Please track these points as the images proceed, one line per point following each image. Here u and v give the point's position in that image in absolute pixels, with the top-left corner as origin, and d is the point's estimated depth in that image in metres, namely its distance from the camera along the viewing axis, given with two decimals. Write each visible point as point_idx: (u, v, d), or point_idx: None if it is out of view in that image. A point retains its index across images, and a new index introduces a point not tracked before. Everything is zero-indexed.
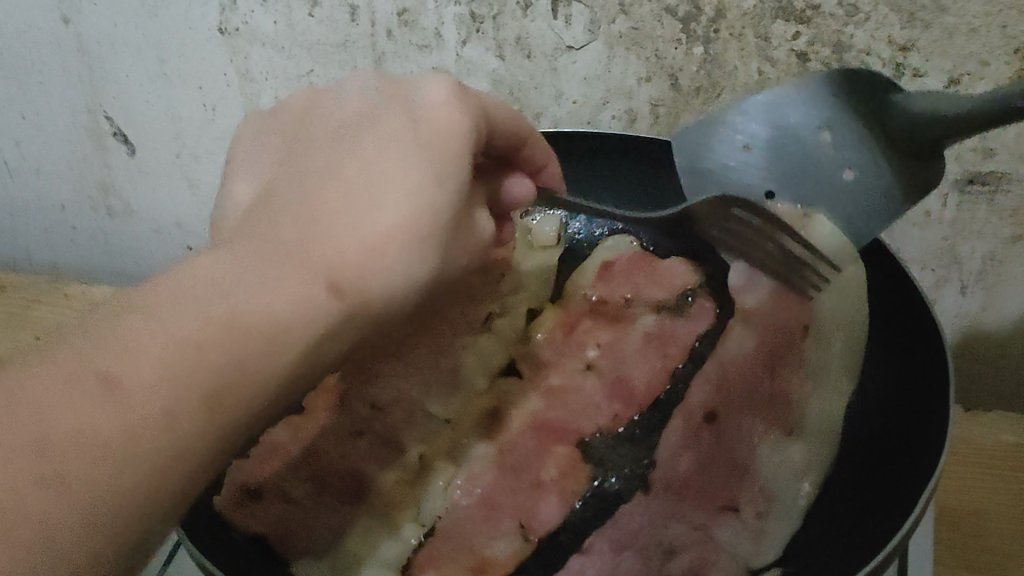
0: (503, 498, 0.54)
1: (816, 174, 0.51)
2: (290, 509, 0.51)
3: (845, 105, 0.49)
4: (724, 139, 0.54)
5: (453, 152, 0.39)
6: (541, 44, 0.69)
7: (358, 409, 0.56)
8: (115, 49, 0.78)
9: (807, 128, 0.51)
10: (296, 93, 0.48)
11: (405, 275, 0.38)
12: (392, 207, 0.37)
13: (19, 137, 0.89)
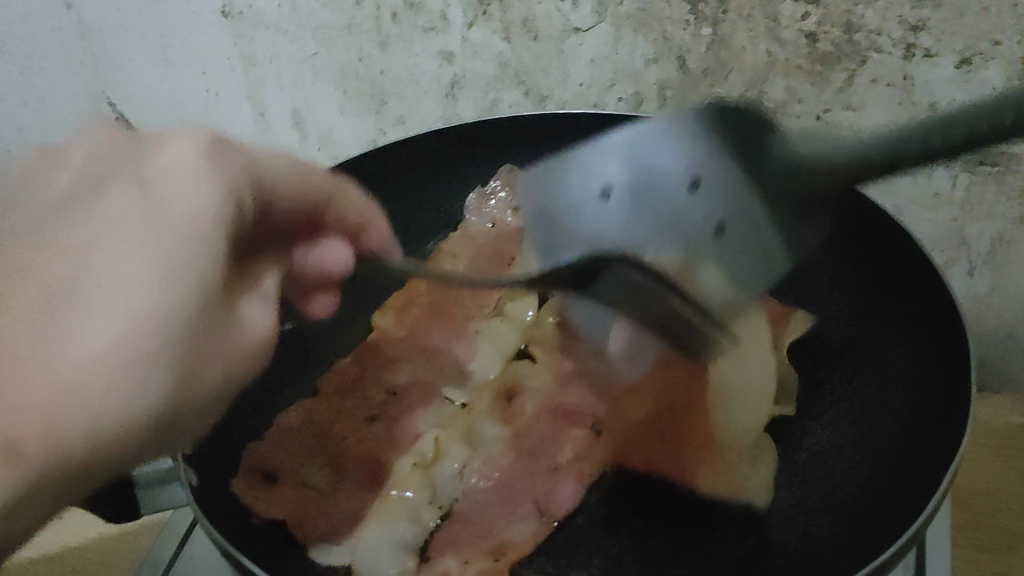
0: (521, 482, 0.53)
1: (670, 207, 0.52)
2: (307, 494, 0.51)
3: (713, 148, 0.49)
4: (579, 179, 0.56)
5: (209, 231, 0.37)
6: (548, 26, 0.69)
7: (375, 394, 0.56)
8: (119, 33, 0.78)
9: (665, 157, 0.51)
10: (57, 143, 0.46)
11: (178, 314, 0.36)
12: (122, 300, 0.34)
13: (22, 122, 0.90)
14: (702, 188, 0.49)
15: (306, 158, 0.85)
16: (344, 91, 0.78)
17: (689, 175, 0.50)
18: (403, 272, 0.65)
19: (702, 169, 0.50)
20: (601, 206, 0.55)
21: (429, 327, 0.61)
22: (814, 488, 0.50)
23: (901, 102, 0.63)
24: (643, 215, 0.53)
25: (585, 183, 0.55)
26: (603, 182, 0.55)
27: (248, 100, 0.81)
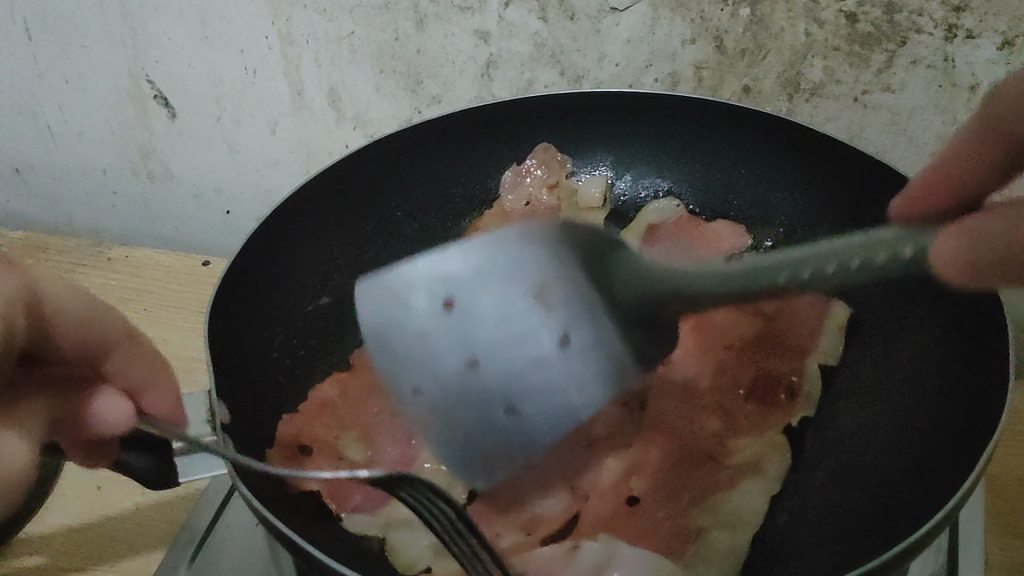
0: (554, 458, 0.54)
1: (528, 359, 0.52)
2: (342, 464, 0.53)
3: (560, 266, 0.52)
4: (409, 301, 0.53)
5: None
6: (585, 6, 0.69)
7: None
8: (158, 11, 0.78)
9: (508, 295, 0.53)
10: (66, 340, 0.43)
11: None
12: None
13: (61, 101, 0.89)
14: (550, 302, 0.52)
15: (340, 137, 0.86)
16: (380, 70, 0.79)
17: (555, 338, 0.53)
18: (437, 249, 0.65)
19: (569, 331, 0.52)
20: (490, 407, 0.51)
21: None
22: (846, 465, 0.50)
23: (942, 84, 0.64)
24: (430, 387, 0.52)
25: (413, 302, 0.53)
26: (447, 302, 0.53)
27: (285, 79, 0.81)
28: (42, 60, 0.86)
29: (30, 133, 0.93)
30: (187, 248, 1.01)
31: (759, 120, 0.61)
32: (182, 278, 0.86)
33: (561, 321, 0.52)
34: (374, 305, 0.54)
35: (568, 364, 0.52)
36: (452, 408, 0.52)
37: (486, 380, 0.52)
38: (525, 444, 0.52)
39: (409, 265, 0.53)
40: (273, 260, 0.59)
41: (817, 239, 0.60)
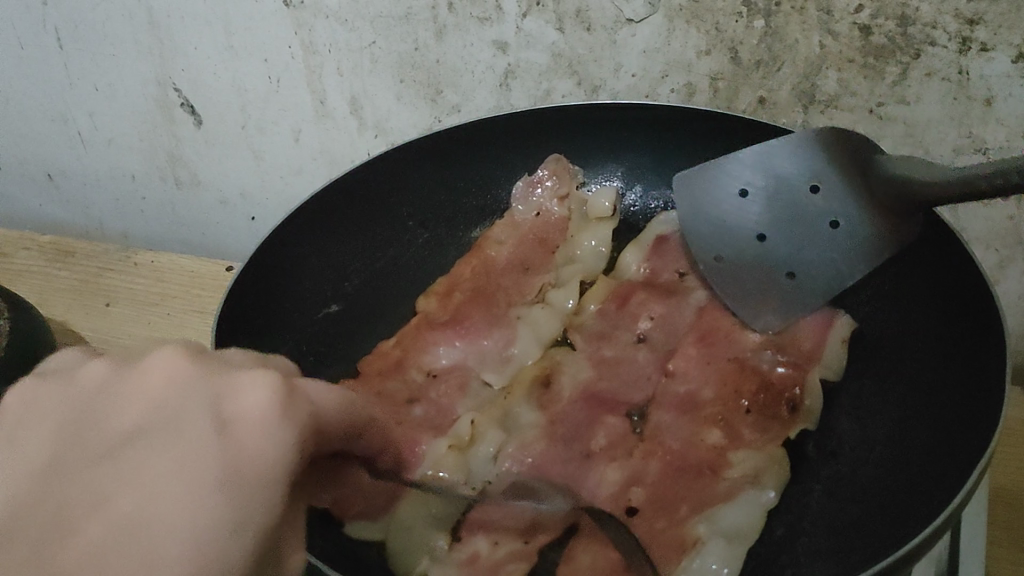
0: (553, 468, 0.55)
1: (807, 237, 0.55)
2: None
3: (831, 161, 0.54)
4: (721, 184, 0.58)
5: (268, 481, 0.28)
6: (601, 17, 0.69)
7: (416, 376, 0.59)
8: (185, 21, 0.80)
9: (796, 178, 0.55)
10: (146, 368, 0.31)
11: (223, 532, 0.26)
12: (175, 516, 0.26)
13: (92, 108, 0.91)
14: (826, 195, 0.54)
15: (362, 145, 0.87)
16: (400, 79, 0.80)
17: (828, 222, 0.54)
18: (448, 257, 0.66)
19: (840, 211, 0.54)
20: (779, 277, 0.57)
21: (469, 313, 0.62)
22: (845, 481, 0.50)
23: (956, 97, 0.64)
24: (735, 275, 0.59)
25: (729, 203, 0.58)
26: (760, 228, 0.57)
27: (308, 88, 0.83)
28: (74, 68, 0.87)
29: (62, 139, 0.95)
30: (214, 254, 1.03)
31: (763, 129, 0.61)
32: (204, 283, 0.88)
33: (829, 195, 0.54)
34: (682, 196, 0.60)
35: (836, 246, 0.54)
36: (748, 292, 0.58)
37: (773, 257, 0.56)
38: (797, 308, 0.57)
39: (712, 178, 0.58)
40: (282, 272, 0.60)
41: None
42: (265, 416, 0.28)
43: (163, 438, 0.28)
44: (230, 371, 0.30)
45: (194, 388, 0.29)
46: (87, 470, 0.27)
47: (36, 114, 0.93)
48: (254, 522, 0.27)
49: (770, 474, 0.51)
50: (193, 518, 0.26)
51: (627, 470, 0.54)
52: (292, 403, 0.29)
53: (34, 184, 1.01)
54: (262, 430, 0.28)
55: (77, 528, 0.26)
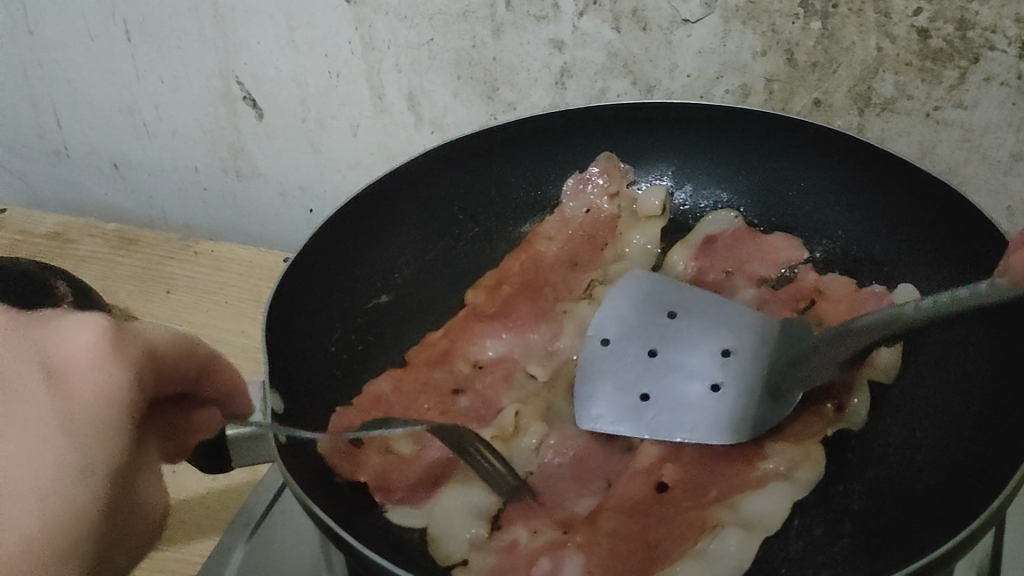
0: (594, 460, 0.55)
1: (676, 398, 0.55)
2: (389, 459, 0.55)
3: (766, 355, 0.55)
4: (641, 317, 0.59)
5: (118, 412, 0.37)
6: (657, 17, 0.69)
7: (462, 366, 0.60)
8: (249, 16, 0.82)
9: (712, 347, 0.56)
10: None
11: (99, 460, 0.36)
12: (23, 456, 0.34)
13: (158, 100, 0.93)
14: (726, 364, 0.55)
15: (419, 141, 0.88)
16: (457, 76, 0.81)
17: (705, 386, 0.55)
18: (498, 251, 0.67)
19: (737, 348, 0.56)
20: (622, 400, 0.56)
21: (517, 306, 0.63)
22: (887, 481, 0.50)
23: (1015, 102, 0.64)
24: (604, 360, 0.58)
25: (653, 312, 0.59)
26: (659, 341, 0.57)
27: (367, 83, 0.84)
28: (141, 61, 0.90)
29: (129, 130, 0.98)
30: (272, 245, 1.04)
31: (819, 130, 0.61)
32: (261, 273, 0.90)
33: (731, 364, 0.55)
34: (628, 300, 0.60)
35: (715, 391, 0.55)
36: (603, 371, 0.57)
37: (620, 348, 0.58)
38: (633, 387, 0.56)
39: (641, 299, 0.60)
40: (333, 261, 0.61)
41: (875, 253, 0.60)
42: (89, 364, 0.37)
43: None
44: (44, 323, 0.37)
45: (4, 345, 0.35)
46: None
47: (104, 105, 0.96)
48: (84, 461, 0.36)
49: (804, 470, 0.51)
50: (23, 467, 0.34)
51: (664, 447, 0.54)
52: (117, 349, 0.38)
53: (101, 174, 1.04)
54: (89, 378, 0.37)
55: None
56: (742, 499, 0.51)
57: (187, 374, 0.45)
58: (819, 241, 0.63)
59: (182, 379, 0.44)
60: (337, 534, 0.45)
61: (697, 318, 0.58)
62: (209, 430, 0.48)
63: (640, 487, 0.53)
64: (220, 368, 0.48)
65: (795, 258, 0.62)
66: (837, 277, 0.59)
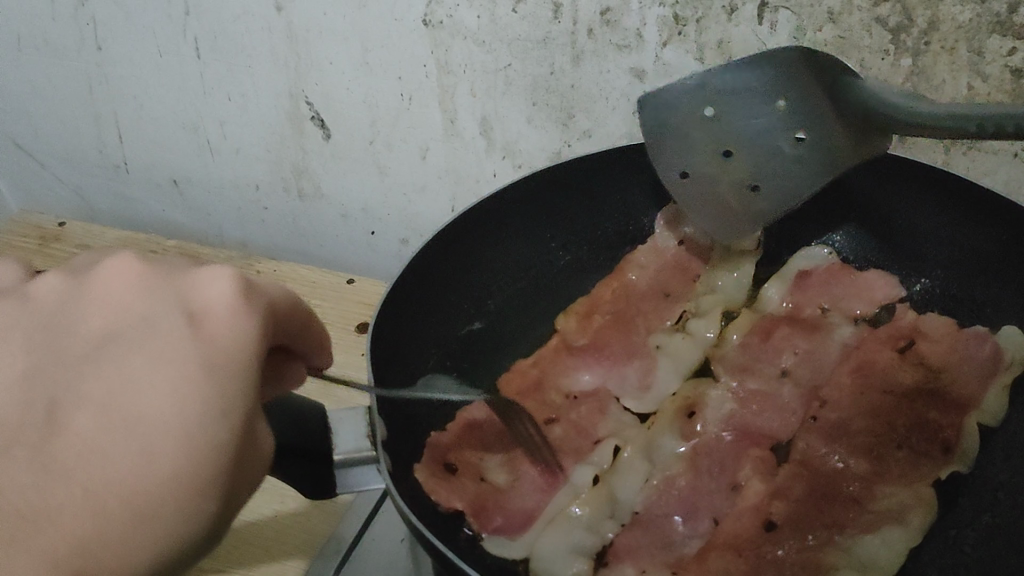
0: (699, 500, 0.55)
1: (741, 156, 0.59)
2: (484, 488, 0.54)
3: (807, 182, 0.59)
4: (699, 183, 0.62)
5: (241, 360, 0.36)
6: (743, 49, 0.68)
7: (554, 398, 0.60)
8: (323, 36, 0.81)
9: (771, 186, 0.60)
10: (122, 261, 0.39)
11: (217, 415, 0.35)
12: (150, 395, 0.34)
13: (222, 117, 0.93)
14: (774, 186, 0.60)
15: (489, 166, 0.87)
16: (533, 103, 0.79)
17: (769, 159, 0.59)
18: (588, 281, 0.67)
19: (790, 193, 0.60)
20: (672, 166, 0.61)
21: (609, 341, 0.63)
22: (1005, 527, 0.49)
23: None
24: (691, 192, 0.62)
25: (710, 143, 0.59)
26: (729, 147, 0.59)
27: (439, 107, 0.83)
28: (209, 78, 0.89)
29: (191, 146, 0.97)
30: (331, 265, 1.04)
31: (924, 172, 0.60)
32: (325, 294, 0.90)
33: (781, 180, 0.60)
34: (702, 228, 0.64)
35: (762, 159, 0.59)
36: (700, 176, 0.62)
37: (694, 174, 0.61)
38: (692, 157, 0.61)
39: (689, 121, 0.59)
40: (422, 290, 0.61)
41: (976, 293, 0.59)
42: (228, 308, 0.37)
43: (138, 340, 0.36)
44: (183, 277, 0.39)
45: (154, 297, 0.37)
46: (62, 373, 0.34)
47: (167, 121, 0.95)
48: (222, 399, 0.35)
49: (919, 516, 0.50)
50: (164, 404, 0.34)
51: (771, 485, 0.54)
52: (249, 300, 0.38)
53: (160, 190, 1.04)
54: (222, 328, 0.37)
55: (69, 418, 0.33)
56: (857, 542, 0.51)
57: (291, 331, 0.43)
58: (918, 278, 0.62)
59: (287, 335, 0.43)
60: (432, 545, 0.45)
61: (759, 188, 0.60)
62: (295, 384, 0.46)
63: (748, 525, 0.52)
64: (311, 326, 0.45)
65: (893, 295, 0.62)
66: (938, 316, 0.58)
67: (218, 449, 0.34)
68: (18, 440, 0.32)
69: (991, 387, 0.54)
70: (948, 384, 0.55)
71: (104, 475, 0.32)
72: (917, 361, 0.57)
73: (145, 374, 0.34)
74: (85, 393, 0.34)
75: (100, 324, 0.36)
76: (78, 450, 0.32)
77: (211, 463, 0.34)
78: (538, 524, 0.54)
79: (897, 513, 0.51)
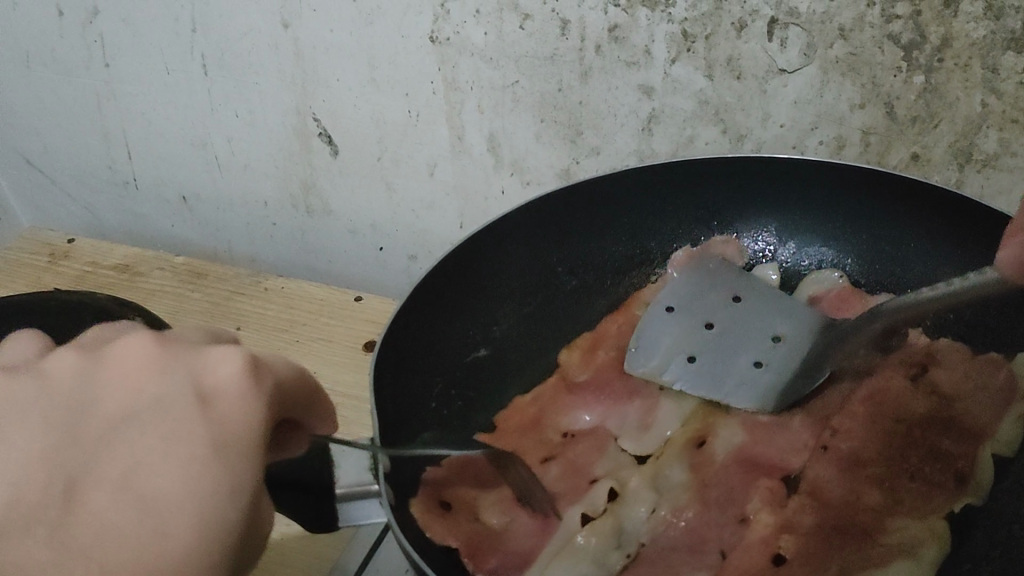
0: (707, 531, 0.54)
1: (729, 345, 0.61)
2: (479, 528, 0.53)
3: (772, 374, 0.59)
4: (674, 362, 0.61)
5: (252, 441, 0.34)
6: (753, 66, 0.67)
7: (552, 436, 0.60)
8: (330, 53, 0.80)
9: (738, 361, 0.60)
10: (139, 337, 0.36)
11: (230, 497, 0.32)
12: (162, 476, 0.32)
13: (231, 134, 0.92)
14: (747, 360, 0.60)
15: (497, 183, 0.86)
16: (541, 119, 0.78)
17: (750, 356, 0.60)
18: (596, 309, 0.67)
19: (745, 374, 0.60)
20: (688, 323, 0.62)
21: (610, 379, 0.63)
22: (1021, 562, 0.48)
23: None
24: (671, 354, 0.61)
25: (755, 337, 0.61)
26: (759, 355, 0.60)
27: (446, 123, 0.83)
28: (216, 95, 0.89)
29: (198, 162, 0.97)
30: (339, 282, 1.04)
31: (937, 196, 0.60)
32: (333, 312, 0.89)
33: (758, 364, 0.60)
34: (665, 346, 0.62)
35: (742, 382, 0.60)
36: (654, 339, 0.62)
37: (689, 342, 0.61)
38: (677, 342, 0.62)
39: (773, 302, 0.63)
40: (427, 317, 0.60)
41: (990, 319, 0.57)
42: (237, 387, 0.35)
43: (152, 418, 0.33)
44: (196, 353, 0.36)
45: (165, 372, 0.34)
46: (79, 452, 0.32)
47: (175, 137, 0.95)
48: (235, 483, 0.33)
49: (930, 549, 0.50)
50: (181, 486, 0.32)
51: (780, 518, 0.53)
52: (257, 379, 0.35)
53: (168, 206, 1.03)
54: (236, 409, 0.34)
55: (85, 498, 0.31)
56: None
57: (300, 402, 0.39)
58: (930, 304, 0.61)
59: (298, 410, 0.39)
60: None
61: (725, 362, 0.60)
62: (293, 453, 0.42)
63: (757, 559, 0.52)
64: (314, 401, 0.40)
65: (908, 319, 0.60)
66: (952, 343, 0.57)
67: (229, 531, 0.32)
68: (36, 521, 0.30)
69: (1004, 417, 0.53)
70: (960, 416, 0.54)
71: (114, 555, 0.30)
72: (928, 392, 0.56)
73: (161, 456, 0.32)
74: (99, 476, 0.32)
75: (115, 401, 0.34)
76: (96, 531, 0.31)
77: (222, 545, 0.32)
78: (534, 567, 0.52)
79: (906, 548, 0.50)
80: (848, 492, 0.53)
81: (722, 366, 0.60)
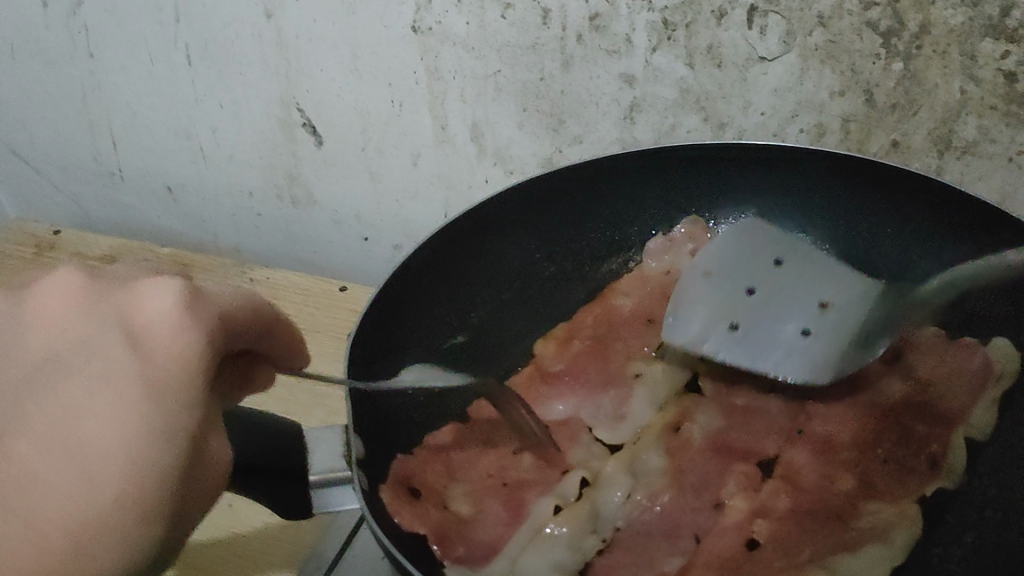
0: (681, 517, 0.54)
1: (769, 335, 0.58)
2: (448, 516, 0.54)
3: (829, 352, 0.56)
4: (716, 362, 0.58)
5: (183, 379, 0.39)
6: (733, 54, 0.67)
7: (525, 425, 0.60)
8: (313, 43, 0.80)
9: (786, 346, 0.57)
10: (87, 286, 0.42)
11: (159, 434, 0.38)
12: (96, 419, 0.38)
13: (216, 125, 0.92)
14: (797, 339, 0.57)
15: (480, 172, 0.86)
16: (524, 108, 0.78)
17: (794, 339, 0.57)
18: (575, 295, 0.68)
19: (798, 358, 0.57)
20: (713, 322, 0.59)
21: (587, 369, 0.63)
22: (990, 545, 0.49)
23: None
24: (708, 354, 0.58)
25: (791, 312, 0.58)
26: (804, 321, 0.57)
27: (430, 113, 0.83)
28: (201, 85, 0.89)
29: (184, 152, 0.97)
30: (325, 271, 1.04)
31: (918, 182, 0.60)
32: (317, 302, 0.89)
33: (810, 339, 0.57)
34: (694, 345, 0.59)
35: (792, 351, 0.57)
36: (680, 345, 0.59)
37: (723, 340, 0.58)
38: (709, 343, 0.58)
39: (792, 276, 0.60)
40: (406, 301, 0.61)
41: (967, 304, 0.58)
42: (169, 326, 0.40)
43: (84, 363, 0.39)
44: (130, 297, 0.41)
45: (102, 323, 0.40)
46: (22, 394, 0.38)
47: (160, 128, 0.95)
48: (163, 420, 0.39)
49: (900, 533, 0.50)
50: (109, 431, 0.38)
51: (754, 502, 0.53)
52: (190, 315, 0.41)
53: (154, 197, 1.04)
54: (165, 347, 0.40)
55: (24, 436, 0.37)
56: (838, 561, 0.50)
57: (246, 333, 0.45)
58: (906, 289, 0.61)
59: (245, 337, 0.45)
60: (403, 568, 0.44)
61: (767, 349, 0.57)
62: None
63: (730, 544, 0.52)
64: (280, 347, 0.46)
65: None
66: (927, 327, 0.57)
67: (157, 464, 0.38)
68: None
69: (978, 403, 0.53)
70: (937, 400, 0.54)
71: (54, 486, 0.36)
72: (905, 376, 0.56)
73: (96, 399, 0.38)
74: (38, 417, 0.38)
75: (55, 348, 0.40)
76: (32, 464, 0.37)
77: (151, 478, 0.38)
78: (503, 557, 0.53)
79: (880, 533, 0.50)
80: (821, 476, 0.54)
81: (763, 355, 0.57)
